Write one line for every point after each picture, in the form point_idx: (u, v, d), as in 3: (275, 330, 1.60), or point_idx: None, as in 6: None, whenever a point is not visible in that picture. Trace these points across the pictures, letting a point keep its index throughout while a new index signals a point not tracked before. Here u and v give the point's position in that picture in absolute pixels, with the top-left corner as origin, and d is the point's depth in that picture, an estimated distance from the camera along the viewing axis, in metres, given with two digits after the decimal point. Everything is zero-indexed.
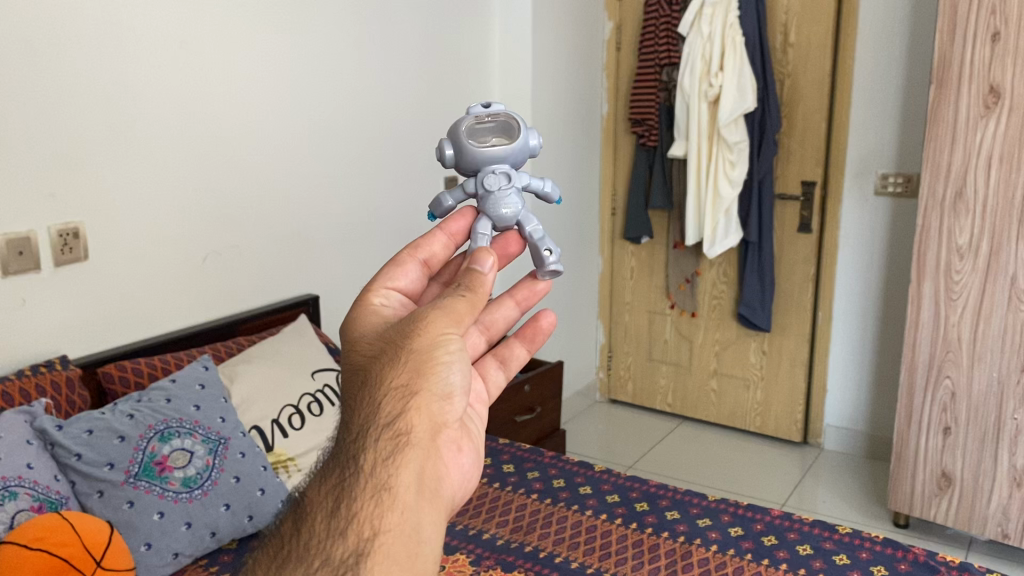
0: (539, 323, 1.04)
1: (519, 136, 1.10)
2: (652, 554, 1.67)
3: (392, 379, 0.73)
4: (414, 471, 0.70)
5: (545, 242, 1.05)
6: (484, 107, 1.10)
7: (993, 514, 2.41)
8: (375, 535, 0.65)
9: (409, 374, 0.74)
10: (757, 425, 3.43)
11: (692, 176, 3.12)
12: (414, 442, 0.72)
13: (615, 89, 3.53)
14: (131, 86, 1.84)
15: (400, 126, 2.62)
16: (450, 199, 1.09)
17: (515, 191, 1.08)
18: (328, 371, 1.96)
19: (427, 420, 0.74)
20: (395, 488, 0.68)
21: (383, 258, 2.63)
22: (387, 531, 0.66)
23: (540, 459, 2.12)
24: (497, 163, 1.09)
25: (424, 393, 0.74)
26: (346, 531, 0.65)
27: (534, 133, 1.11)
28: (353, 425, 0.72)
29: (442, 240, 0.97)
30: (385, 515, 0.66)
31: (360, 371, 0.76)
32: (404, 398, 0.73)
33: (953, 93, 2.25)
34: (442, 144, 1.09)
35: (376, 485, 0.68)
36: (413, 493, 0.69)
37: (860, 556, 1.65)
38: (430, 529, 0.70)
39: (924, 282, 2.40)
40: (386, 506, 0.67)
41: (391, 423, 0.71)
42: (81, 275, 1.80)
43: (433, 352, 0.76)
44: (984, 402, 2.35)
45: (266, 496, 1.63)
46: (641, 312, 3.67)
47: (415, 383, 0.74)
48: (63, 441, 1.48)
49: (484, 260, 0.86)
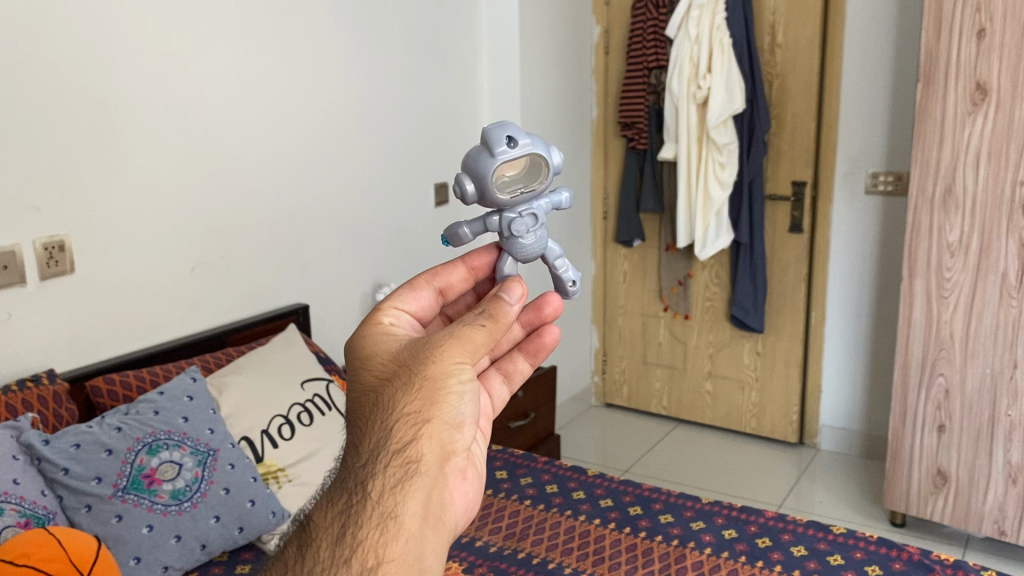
0: (544, 338, 1.01)
1: (545, 169, 1.01)
2: (646, 558, 1.66)
3: (404, 405, 0.72)
4: (421, 499, 0.68)
5: (569, 273, 1.12)
6: (508, 142, 0.97)
7: (989, 511, 2.40)
8: (378, 565, 0.64)
9: (421, 402, 0.72)
10: (752, 427, 3.43)
11: (682, 178, 3.12)
12: (424, 470, 0.70)
13: (604, 93, 3.53)
14: (116, 96, 1.83)
15: (387, 133, 2.62)
16: (466, 230, 1.06)
17: (540, 228, 1.06)
18: (318, 380, 1.94)
19: (438, 447, 0.71)
20: (402, 517, 0.66)
21: (372, 266, 2.63)
22: (391, 560, 0.64)
23: (533, 464, 2.12)
24: (524, 203, 1.03)
25: (436, 421, 0.72)
26: (350, 559, 0.64)
27: (555, 153, 1.01)
28: (361, 449, 0.70)
29: (461, 273, 0.99)
30: (389, 544, 0.65)
31: (369, 394, 0.74)
32: (415, 425, 0.71)
33: (941, 91, 2.25)
34: (464, 182, 0.98)
35: (382, 514, 0.66)
36: (419, 522, 0.67)
37: (855, 556, 1.64)
38: (433, 558, 0.67)
39: (916, 279, 2.40)
40: (391, 536, 0.65)
41: (401, 450, 0.69)
42: (67, 288, 1.79)
43: (445, 381, 0.74)
44: (978, 399, 2.35)
45: (257, 507, 1.62)
46: (634, 316, 3.66)
47: (428, 411, 0.72)
48: (50, 456, 1.47)
49: (513, 291, 0.84)
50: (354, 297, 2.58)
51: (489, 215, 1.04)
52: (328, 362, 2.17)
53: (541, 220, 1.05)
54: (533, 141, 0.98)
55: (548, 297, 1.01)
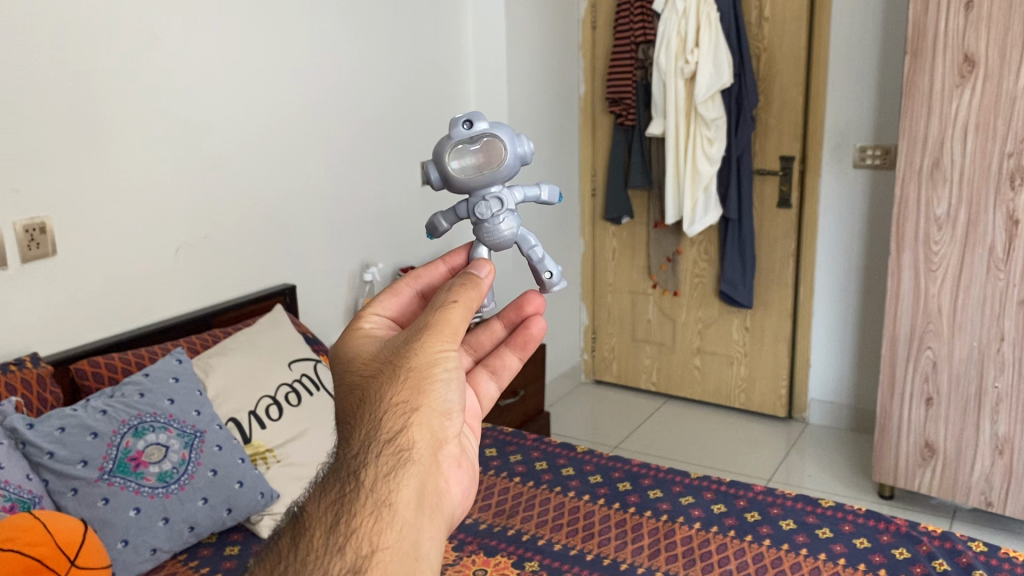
0: (531, 330, 0.98)
1: (501, 153, 1.00)
2: (635, 533, 1.66)
3: (391, 396, 0.68)
4: (416, 487, 0.64)
5: (547, 262, 1.09)
6: (466, 125, 1.00)
7: (977, 482, 2.42)
8: (373, 553, 0.59)
9: (409, 391, 0.68)
10: (741, 402, 3.44)
11: (670, 154, 3.11)
12: (417, 458, 0.65)
13: (592, 69, 3.50)
14: (94, 75, 1.80)
15: (371, 111, 2.59)
16: (444, 221, 1.08)
17: (509, 213, 1.05)
18: (305, 360, 1.93)
19: (429, 436, 0.67)
20: (396, 505, 0.62)
21: (359, 245, 2.61)
22: (386, 548, 0.59)
23: (523, 442, 2.12)
24: (487, 187, 1.03)
25: (425, 410, 0.68)
26: (344, 547, 0.59)
27: (521, 141, 1.02)
28: (352, 441, 0.66)
29: (442, 273, 0.95)
30: (383, 532, 0.60)
31: (355, 391, 0.70)
32: (404, 415, 0.67)
33: (929, 63, 2.23)
34: (427, 167, 1.01)
35: (375, 502, 0.61)
36: (414, 510, 0.63)
37: (843, 529, 1.65)
38: (430, 546, 0.63)
39: (904, 253, 2.39)
40: (385, 523, 0.60)
41: (392, 439, 0.65)
42: (49, 270, 1.76)
43: (431, 370, 0.70)
44: (965, 371, 2.36)
45: (245, 488, 1.62)
46: (623, 293, 3.66)
47: (416, 400, 0.68)
48: (34, 440, 1.46)
49: (482, 267, 0.83)
50: (341, 276, 2.57)
51: (460, 204, 1.06)
52: (315, 342, 2.16)
53: (509, 205, 1.04)
54: (492, 125, 1.00)
55: (529, 294, 0.98)
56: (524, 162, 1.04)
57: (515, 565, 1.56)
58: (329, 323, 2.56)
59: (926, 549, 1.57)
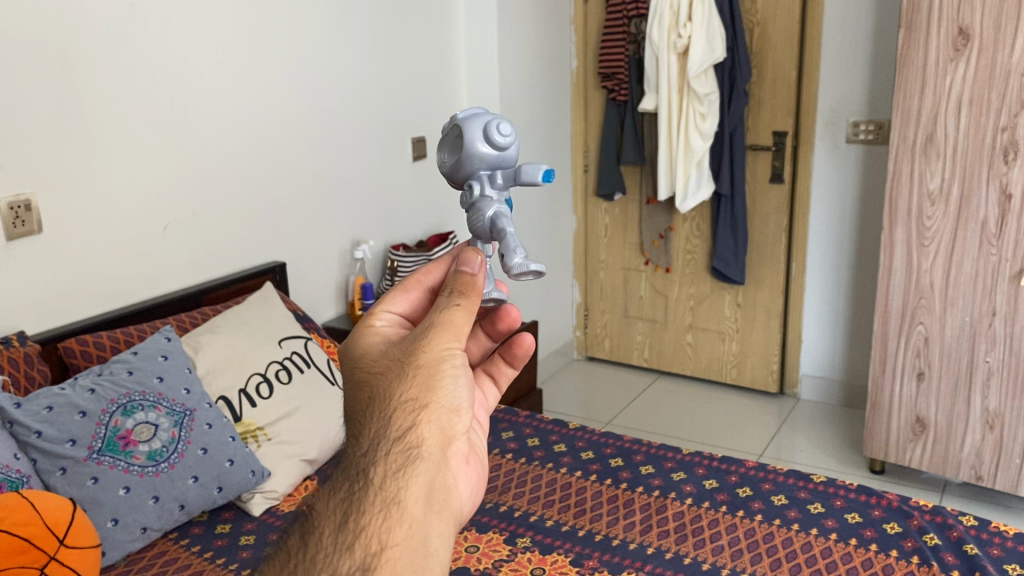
0: (518, 347, 0.86)
1: (466, 138, 0.85)
2: (627, 509, 1.67)
3: (399, 392, 0.62)
4: (425, 484, 0.58)
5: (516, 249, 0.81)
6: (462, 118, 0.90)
7: (967, 456, 2.43)
8: (382, 551, 0.54)
9: (418, 388, 0.62)
10: (733, 377, 3.45)
11: (663, 129, 3.08)
12: (426, 455, 0.60)
13: (584, 43, 3.46)
14: (77, 49, 1.77)
15: (360, 86, 2.56)
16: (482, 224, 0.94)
17: (486, 201, 0.87)
18: (296, 338, 1.92)
19: (439, 433, 0.61)
20: (406, 502, 0.56)
21: (350, 221, 2.59)
22: (396, 545, 0.54)
23: (514, 419, 2.12)
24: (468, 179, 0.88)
25: (435, 406, 0.62)
26: (353, 545, 0.53)
27: (495, 124, 0.85)
28: (360, 439, 0.59)
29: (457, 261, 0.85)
30: (393, 529, 0.54)
31: (363, 388, 0.64)
32: (413, 412, 0.61)
33: (923, 36, 2.22)
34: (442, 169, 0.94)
35: (384, 499, 0.56)
36: (425, 507, 0.57)
37: (834, 504, 1.65)
38: (440, 543, 0.57)
39: (896, 229, 2.38)
40: (394, 521, 0.55)
41: (401, 436, 0.59)
42: (34, 247, 1.74)
43: (439, 366, 0.64)
44: (957, 346, 2.37)
45: (235, 466, 1.61)
46: (615, 270, 3.65)
47: (425, 396, 0.62)
48: (22, 419, 1.44)
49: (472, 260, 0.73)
50: (332, 253, 2.55)
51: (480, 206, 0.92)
52: (306, 319, 2.14)
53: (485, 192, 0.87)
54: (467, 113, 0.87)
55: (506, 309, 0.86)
56: (509, 148, 0.86)
57: (507, 541, 1.56)
58: (320, 300, 2.54)
59: (917, 523, 1.57)
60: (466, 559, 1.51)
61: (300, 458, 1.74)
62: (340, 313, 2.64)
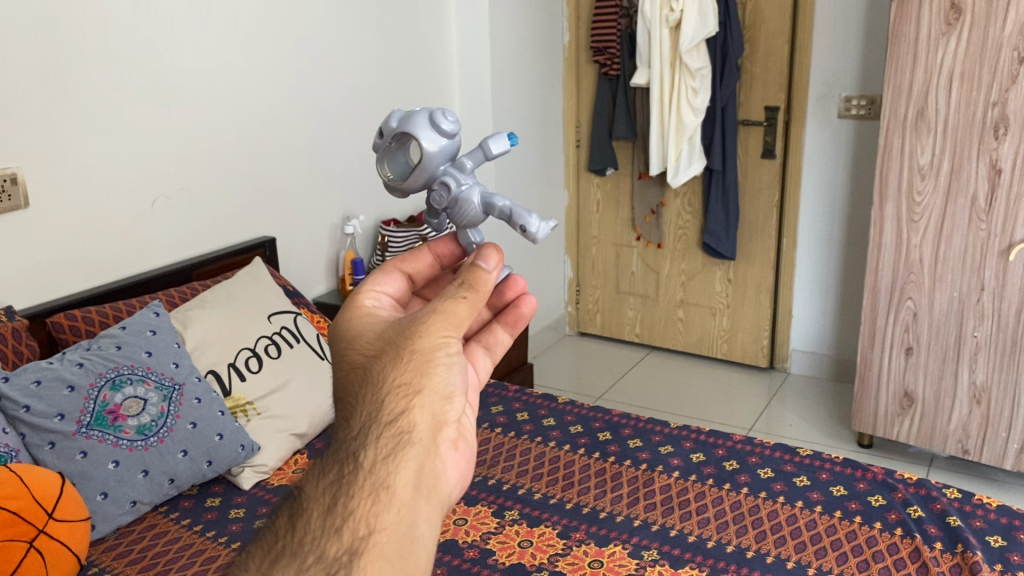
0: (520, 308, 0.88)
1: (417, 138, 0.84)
2: (615, 482, 1.68)
3: (392, 377, 0.60)
4: (415, 470, 0.56)
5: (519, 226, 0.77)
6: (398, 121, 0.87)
7: (954, 431, 2.45)
8: (370, 535, 0.52)
9: (411, 373, 0.61)
10: (723, 352, 3.46)
11: (655, 104, 3.06)
12: (417, 441, 0.58)
13: (576, 17, 3.43)
14: (60, 21, 1.74)
15: (348, 59, 2.54)
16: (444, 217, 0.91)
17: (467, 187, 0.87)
18: (285, 313, 1.91)
19: (430, 418, 0.59)
20: (395, 487, 0.54)
21: (339, 196, 2.58)
22: (384, 529, 0.53)
23: (504, 394, 2.12)
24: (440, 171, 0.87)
25: (428, 393, 0.60)
26: (341, 528, 0.52)
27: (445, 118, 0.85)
28: (350, 423, 0.58)
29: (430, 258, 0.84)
30: (381, 513, 0.53)
31: (356, 370, 0.62)
32: (405, 396, 0.59)
33: (915, 10, 2.20)
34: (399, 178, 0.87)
35: (374, 483, 0.54)
36: (414, 490, 0.56)
37: (820, 477, 1.67)
38: (427, 528, 0.55)
39: (886, 204, 2.39)
40: (382, 506, 0.53)
41: (392, 421, 0.58)
42: (21, 221, 1.73)
43: (434, 353, 0.63)
44: (945, 321, 2.38)
45: (225, 441, 1.62)
46: (607, 245, 3.64)
47: (418, 381, 0.61)
48: (10, 394, 1.45)
49: (490, 258, 0.72)
50: (322, 227, 2.54)
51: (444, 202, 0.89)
52: (296, 294, 2.14)
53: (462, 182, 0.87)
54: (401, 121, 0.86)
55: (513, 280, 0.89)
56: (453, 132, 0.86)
57: (495, 514, 1.58)
58: (311, 275, 2.53)
59: (901, 496, 1.59)
60: (455, 532, 1.52)
61: (290, 432, 1.75)
62: (331, 288, 2.63)
